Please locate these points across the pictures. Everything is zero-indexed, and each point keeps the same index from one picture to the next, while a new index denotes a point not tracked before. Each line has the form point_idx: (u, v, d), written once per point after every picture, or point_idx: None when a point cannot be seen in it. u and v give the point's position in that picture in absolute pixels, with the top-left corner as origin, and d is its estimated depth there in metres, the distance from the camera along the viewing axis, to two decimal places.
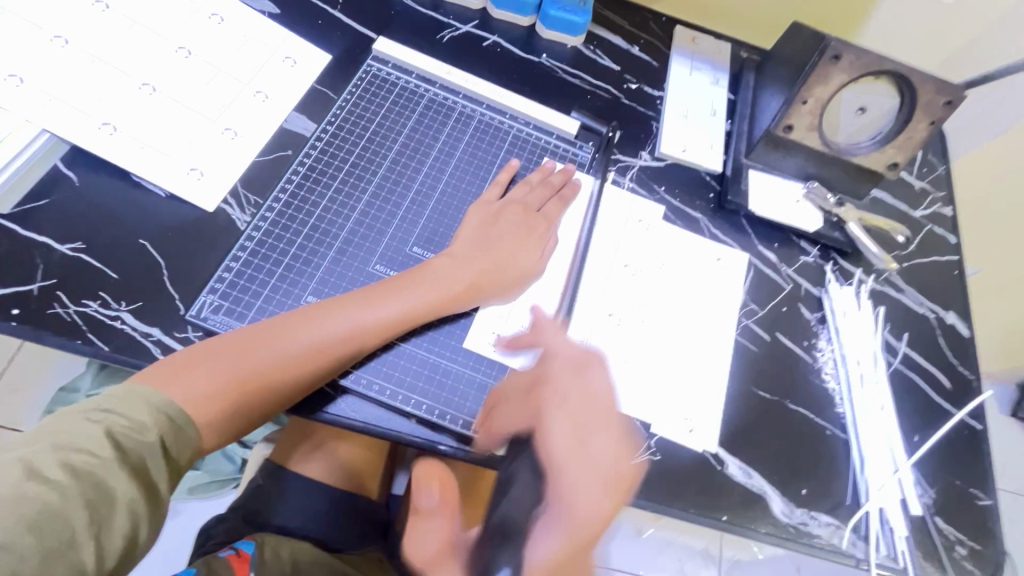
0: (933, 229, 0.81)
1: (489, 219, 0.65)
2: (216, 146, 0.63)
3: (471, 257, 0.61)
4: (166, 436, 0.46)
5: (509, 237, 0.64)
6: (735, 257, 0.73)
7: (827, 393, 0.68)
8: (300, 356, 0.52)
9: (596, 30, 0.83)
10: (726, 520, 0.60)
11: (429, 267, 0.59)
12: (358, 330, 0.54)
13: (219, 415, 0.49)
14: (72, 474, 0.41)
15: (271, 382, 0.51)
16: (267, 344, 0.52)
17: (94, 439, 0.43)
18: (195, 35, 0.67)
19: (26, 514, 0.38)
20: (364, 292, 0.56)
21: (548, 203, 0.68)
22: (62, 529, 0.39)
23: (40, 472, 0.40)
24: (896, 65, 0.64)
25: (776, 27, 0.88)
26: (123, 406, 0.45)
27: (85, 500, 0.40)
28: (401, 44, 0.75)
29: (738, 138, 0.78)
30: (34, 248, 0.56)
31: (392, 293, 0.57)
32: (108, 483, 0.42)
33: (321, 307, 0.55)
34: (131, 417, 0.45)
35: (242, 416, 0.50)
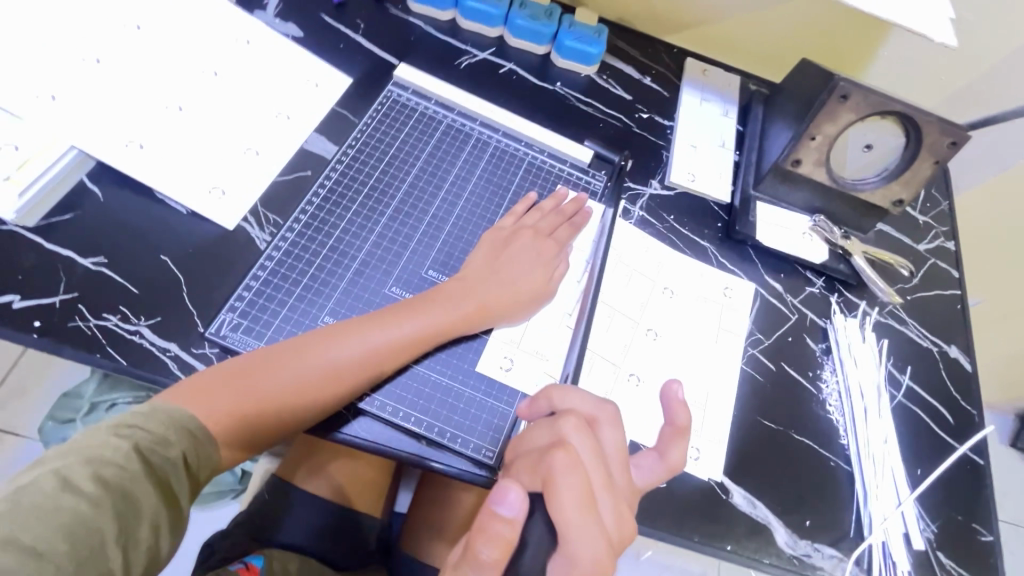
0: (937, 263, 0.83)
1: (504, 243, 0.66)
2: (238, 165, 0.65)
3: (487, 281, 0.62)
4: (188, 453, 0.46)
5: (524, 262, 0.64)
6: (742, 286, 0.74)
7: (831, 424, 0.69)
8: (317, 377, 0.53)
9: (609, 60, 0.86)
10: (731, 550, 0.61)
11: (444, 290, 0.60)
12: (374, 352, 0.55)
13: (237, 432, 0.50)
14: (102, 486, 0.41)
15: (290, 402, 0.52)
16: (285, 364, 0.53)
17: (123, 453, 0.43)
18: (222, 56, 0.69)
19: (58, 524, 0.38)
20: (381, 314, 0.57)
21: (561, 228, 0.69)
22: (94, 540, 0.39)
23: (72, 483, 0.40)
24: (903, 106, 0.65)
25: (785, 61, 0.90)
26: (148, 422, 0.46)
27: (115, 511, 0.41)
28: (420, 69, 0.77)
29: (747, 169, 0.79)
30: (57, 261, 0.58)
31: (408, 315, 0.58)
32: (136, 495, 0.42)
33: (339, 328, 0.56)
34: (157, 432, 0.46)
35: (259, 433, 0.52)
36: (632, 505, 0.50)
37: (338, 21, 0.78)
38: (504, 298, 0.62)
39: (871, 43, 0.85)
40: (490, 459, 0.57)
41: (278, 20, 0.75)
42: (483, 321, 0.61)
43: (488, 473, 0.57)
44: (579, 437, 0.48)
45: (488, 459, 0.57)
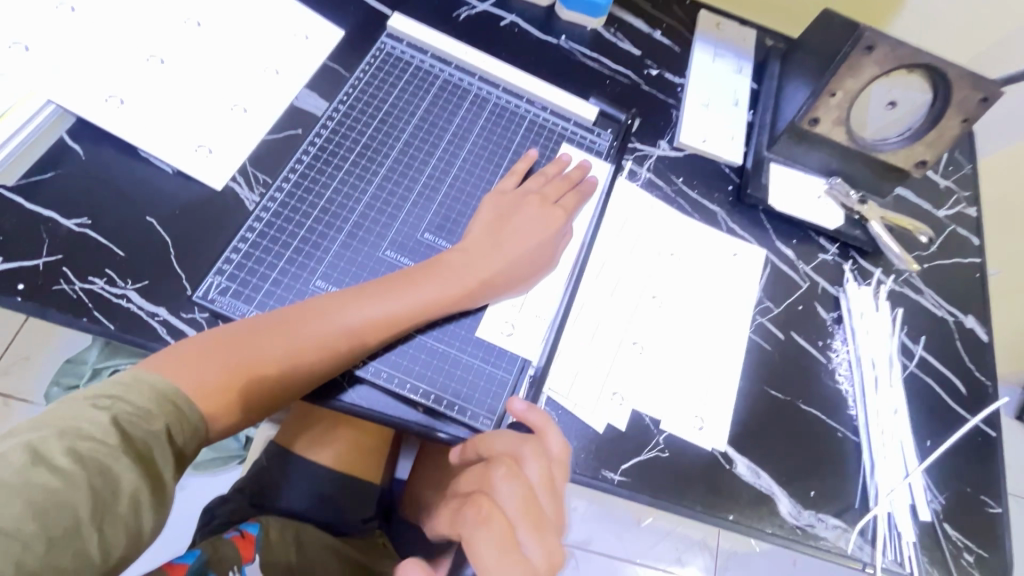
0: (956, 230, 0.79)
1: (505, 211, 0.62)
2: (225, 122, 0.62)
3: (486, 250, 0.59)
4: (172, 425, 0.45)
5: (526, 231, 0.61)
6: (752, 253, 0.71)
7: (840, 395, 0.67)
8: (310, 349, 0.51)
9: (617, 12, 0.80)
10: (734, 520, 0.60)
11: (443, 261, 0.57)
12: (368, 326, 0.53)
13: (228, 405, 0.49)
14: (78, 461, 0.40)
15: (281, 374, 0.51)
16: (276, 334, 0.51)
17: (101, 426, 0.42)
18: (205, 5, 0.65)
19: (30, 499, 0.38)
20: (376, 285, 0.55)
21: (564, 196, 0.65)
22: (67, 516, 0.39)
23: (46, 457, 0.40)
24: (932, 58, 0.61)
25: (805, 13, 0.85)
26: (129, 395, 0.45)
27: (91, 486, 0.40)
28: (417, 21, 0.73)
29: (760, 130, 0.75)
30: (39, 222, 0.55)
31: (403, 287, 0.55)
32: (113, 471, 0.41)
33: (332, 299, 0.53)
34: (138, 404, 0.44)
35: (249, 406, 0.50)
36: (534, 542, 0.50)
37: None
38: (506, 271, 0.59)
39: None
40: (489, 428, 0.56)
41: None
42: (484, 293, 0.58)
43: None
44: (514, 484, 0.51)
45: (487, 427, 0.56)
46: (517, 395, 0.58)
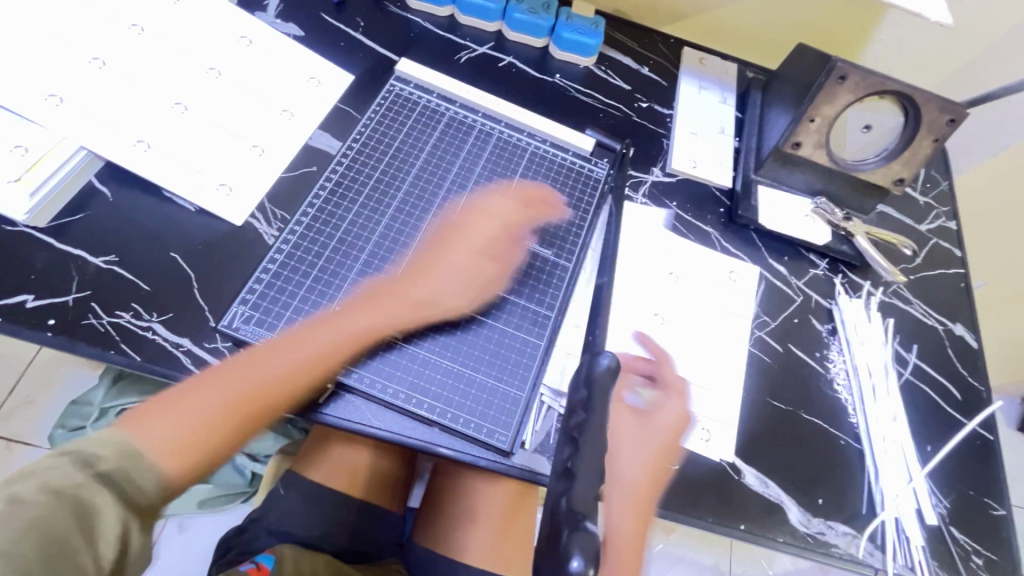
0: (939, 243, 0.83)
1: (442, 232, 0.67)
2: (245, 161, 0.66)
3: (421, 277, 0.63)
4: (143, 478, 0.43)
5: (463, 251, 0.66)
6: (746, 270, 0.74)
7: (840, 404, 0.69)
8: (264, 393, 0.53)
9: (607, 51, 0.86)
10: (745, 530, 0.61)
11: (370, 292, 0.61)
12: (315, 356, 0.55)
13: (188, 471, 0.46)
14: (49, 493, 0.38)
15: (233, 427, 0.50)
16: (232, 383, 0.52)
17: (63, 462, 0.40)
18: (226, 56, 0.70)
19: (12, 532, 0.36)
20: (309, 323, 0.58)
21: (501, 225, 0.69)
22: (55, 540, 0.37)
23: (16, 497, 0.38)
24: (900, 85, 0.66)
25: (781, 47, 0.91)
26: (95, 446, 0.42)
27: (71, 513, 0.39)
28: (421, 64, 0.78)
29: (747, 155, 0.80)
30: (69, 261, 0.58)
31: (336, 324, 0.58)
32: (90, 496, 0.40)
33: (281, 348, 0.55)
34: (91, 452, 0.42)
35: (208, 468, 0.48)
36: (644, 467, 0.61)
37: (338, 20, 0.79)
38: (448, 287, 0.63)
39: (865, 27, 0.85)
40: (505, 444, 0.57)
41: (279, 21, 0.76)
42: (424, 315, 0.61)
43: (499, 458, 0.58)
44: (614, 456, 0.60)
45: (503, 443, 0.57)
46: (530, 412, 0.60)
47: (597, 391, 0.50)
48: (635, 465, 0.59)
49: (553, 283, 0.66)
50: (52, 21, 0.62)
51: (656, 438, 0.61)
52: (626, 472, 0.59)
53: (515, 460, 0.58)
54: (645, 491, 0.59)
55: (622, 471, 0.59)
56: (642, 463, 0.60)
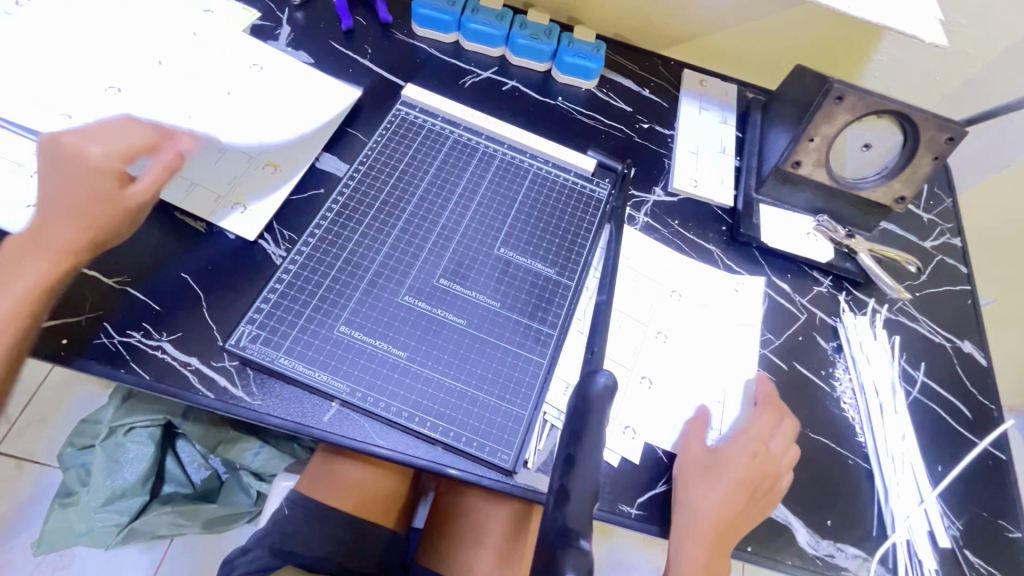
0: (944, 259, 0.83)
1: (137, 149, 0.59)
2: (258, 181, 0.67)
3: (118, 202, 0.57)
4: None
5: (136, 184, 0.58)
6: (749, 287, 0.74)
7: (847, 423, 0.68)
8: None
9: (607, 74, 0.88)
10: (752, 551, 0.60)
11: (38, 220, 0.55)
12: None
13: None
14: None
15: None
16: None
17: None
18: (238, 84, 0.72)
19: None
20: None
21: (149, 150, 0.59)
22: None
23: None
24: (898, 105, 0.67)
25: (780, 67, 0.93)
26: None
27: None
28: (426, 89, 0.80)
29: (748, 173, 0.81)
30: (83, 281, 0.60)
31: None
32: None
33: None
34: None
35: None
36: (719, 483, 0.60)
37: (346, 47, 0.81)
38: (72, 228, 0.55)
39: (863, 48, 0.87)
40: (507, 464, 0.57)
41: (290, 49, 0.79)
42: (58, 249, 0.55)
43: (502, 477, 0.58)
44: (694, 494, 0.59)
45: (505, 462, 0.58)
46: (533, 431, 0.60)
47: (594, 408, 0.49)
48: (711, 502, 0.59)
49: (556, 301, 0.67)
50: (82, 62, 0.67)
51: (728, 472, 0.60)
52: (700, 508, 0.58)
53: (518, 479, 0.58)
54: (720, 527, 0.58)
55: (698, 508, 0.58)
56: (722, 497, 0.59)
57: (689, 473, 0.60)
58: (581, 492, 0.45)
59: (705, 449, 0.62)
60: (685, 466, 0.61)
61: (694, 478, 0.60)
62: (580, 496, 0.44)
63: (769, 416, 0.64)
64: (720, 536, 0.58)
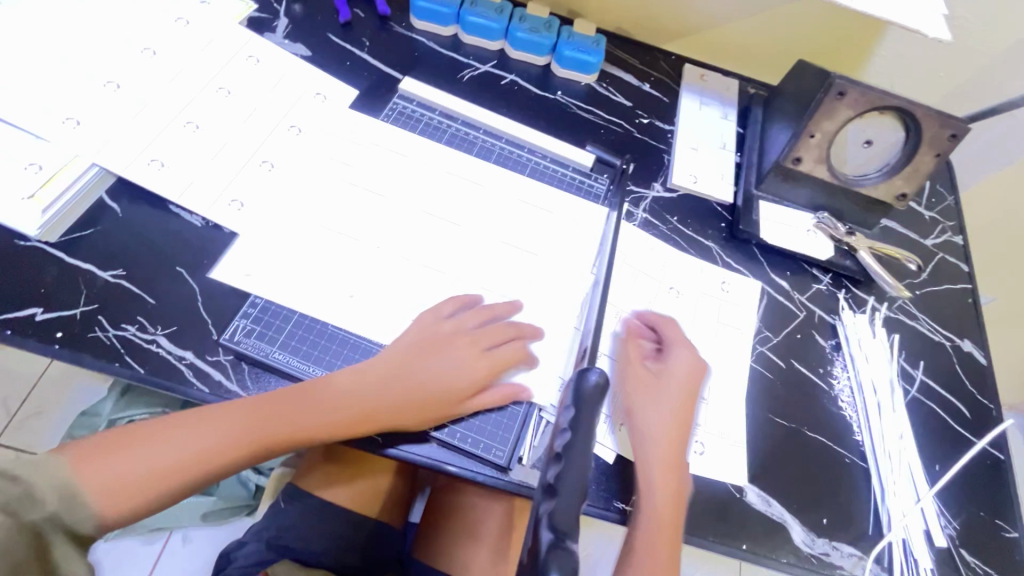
0: (944, 257, 0.82)
1: (439, 324, 0.61)
2: (254, 177, 0.67)
3: (458, 380, 0.59)
4: (56, 512, 0.46)
5: (461, 352, 0.60)
6: (746, 283, 0.74)
7: (844, 421, 0.68)
8: (247, 445, 0.53)
9: (607, 68, 0.87)
10: (747, 550, 0.59)
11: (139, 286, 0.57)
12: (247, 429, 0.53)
13: (125, 507, 0.48)
14: None
15: (191, 474, 0.51)
16: (161, 445, 0.51)
17: None
18: (235, 77, 0.72)
19: None
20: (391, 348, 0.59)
21: (480, 338, 0.61)
22: None
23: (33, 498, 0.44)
24: (900, 100, 0.66)
25: (783, 62, 0.92)
26: (38, 476, 0.46)
27: None
28: (425, 83, 0.79)
29: (748, 170, 0.80)
30: (78, 274, 0.59)
31: (400, 363, 0.58)
32: None
33: (312, 384, 0.56)
34: (35, 486, 0.45)
35: (139, 512, 0.49)
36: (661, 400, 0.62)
37: (344, 40, 0.81)
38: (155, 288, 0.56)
39: (866, 43, 0.86)
40: (501, 460, 0.57)
41: (287, 41, 0.78)
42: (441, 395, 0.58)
43: (496, 474, 0.58)
44: (641, 418, 0.61)
45: (499, 459, 0.58)
46: (528, 428, 0.60)
47: (585, 406, 0.50)
48: (657, 421, 0.61)
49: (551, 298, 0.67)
50: (77, 54, 0.66)
51: (671, 388, 0.62)
52: (650, 431, 0.60)
53: (512, 476, 0.58)
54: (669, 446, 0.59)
55: (647, 429, 0.60)
56: (668, 408, 0.61)
57: (633, 399, 0.62)
58: (571, 487, 0.45)
59: (646, 367, 0.64)
60: (632, 390, 0.63)
61: (637, 400, 0.62)
62: (570, 493, 0.44)
63: (674, 337, 0.66)
64: (671, 456, 0.59)
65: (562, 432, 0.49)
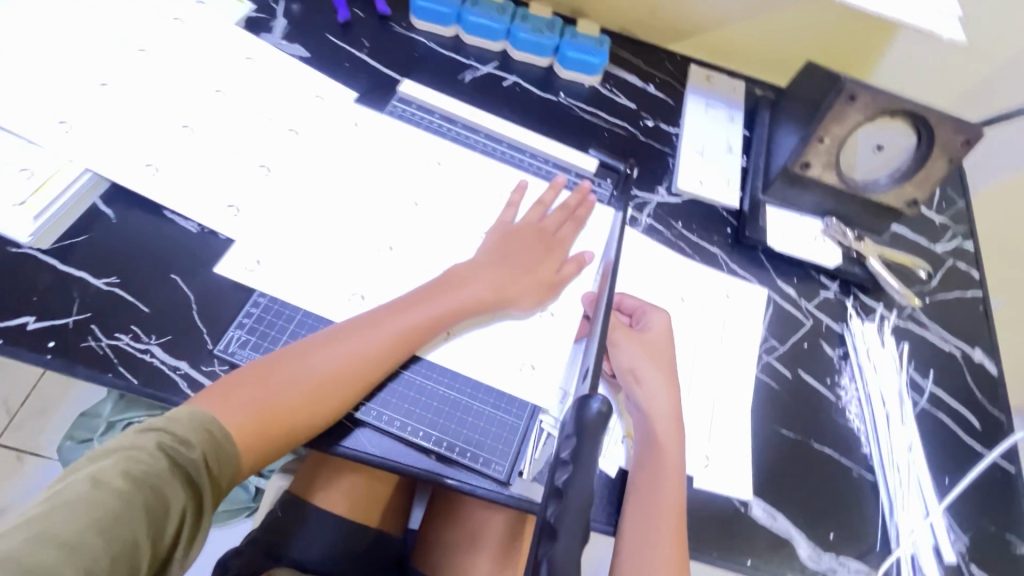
0: (955, 264, 0.81)
1: (501, 242, 0.67)
2: (250, 181, 0.66)
3: (528, 286, 0.64)
4: (211, 455, 0.47)
5: (528, 263, 0.65)
6: (752, 291, 0.73)
7: (852, 433, 0.67)
8: (361, 359, 0.55)
9: (611, 69, 0.86)
10: (753, 566, 0.58)
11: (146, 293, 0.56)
12: (350, 361, 0.54)
13: (256, 436, 0.50)
14: (131, 483, 0.42)
15: (315, 397, 0.52)
16: (278, 373, 0.52)
17: (149, 452, 0.44)
18: (232, 79, 0.71)
19: (91, 519, 0.40)
20: (450, 268, 0.63)
21: (540, 252, 0.67)
22: (127, 535, 0.41)
23: (103, 482, 0.42)
24: (912, 104, 0.64)
25: (791, 63, 0.90)
26: (173, 422, 0.46)
27: (145, 508, 0.42)
28: (425, 85, 0.78)
29: (755, 174, 0.78)
30: (70, 282, 0.58)
31: (467, 279, 0.62)
32: (166, 491, 0.43)
33: (394, 303, 0.59)
34: (180, 432, 0.46)
35: (280, 444, 0.51)
36: (653, 371, 0.61)
37: (343, 40, 0.79)
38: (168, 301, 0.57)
39: (876, 44, 0.84)
40: (501, 474, 0.56)
41: (285, 41, 0.77)
42: (508, 302, 0.63)
43: (496, 488, 0.56)
44: (639, 383, 0.60)
45: (499, 473, 0.56)
46: (528, 441, 0.59)
47: (588, 436, 0.41)
48: (653, 397, 0.59)
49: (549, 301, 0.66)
50: (70, 56, 0.65)
51: (658, 356, 0.62)
52: (652, 398, 0.59)
53: (513, 490, 0.57)
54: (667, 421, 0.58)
55: (644, 409, 0.59)
56: (663, 372, 0.61)
57: (629, 374, 0.61)
58: (573, 529, 0.36)
59: (633, 331, 0.64)
60: (626, 353, 0.61)
61: (636, 377, 0.61)
62: (571, 538, 0.35)
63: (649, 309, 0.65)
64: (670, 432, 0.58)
65: (562, 467, 0.40)
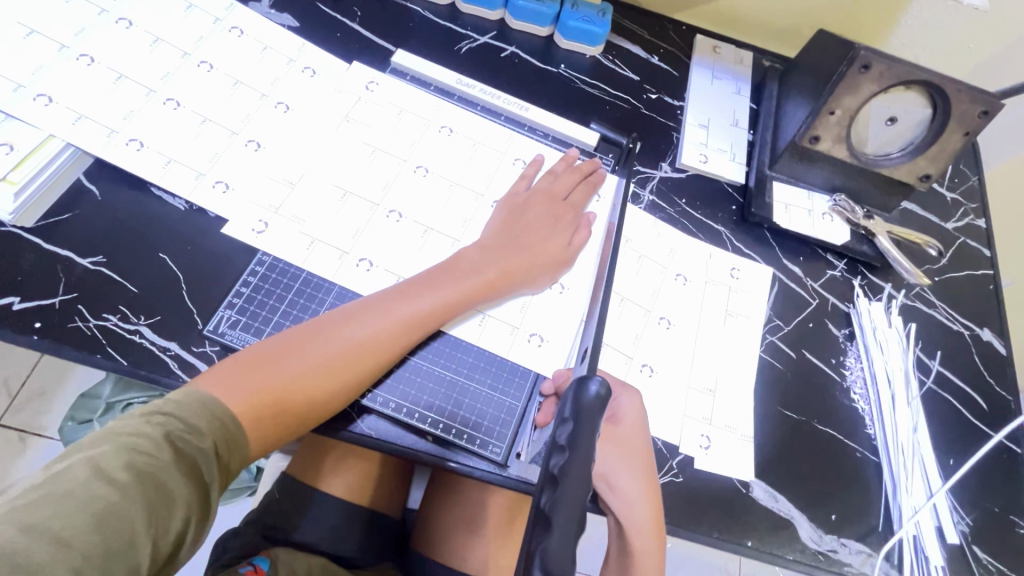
0: (966, 242, 0.78)
1: (509, 214, 0.65)
2: (239, 157, 0.63)
3: (540, 261, 0.62)
4: (219, 444, 0.46)
5: (538, 237, 0.63)
6: (756, 269, 0.71)
7: (857, 414, 0.65)
8: (372, 346, 0.53)
9: (614, 39, 0.82)
10: (753, 547, 0.57)
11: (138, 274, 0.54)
12: (359, 347, 0.53)
13: (268, 422, 0.49)
14: (133, 474, 0.40)
15: (326, 384, 0.51)
16: (290, 358, 0.51)
17: (155, 441, 0.43)
18: (218, 50, 0.68)
19: (90, 511, 0.38)
20: (461, 250, 0.61)
21: (549, 223, 0.65)
22: (125, 530, 0.38)
23: (105, 472, 0.40)
24: (929, 74, 0.61)
25: (801, 33, 0.86)
26: (180, 409, 0.45)
27: (146, 501, 0.40)
28: (419, 56, 0.75)
29: (762, 149, 0.76)
30: (56, 261, 0.56)
31: (479, 260, 0.60)
32: (169, 484, 0.42)
33: (404, 285, 0.57)
34: (189, 419, 0.45)
35: (289, 430, 0.51)
36: (633, 460, 0.55)
37: (334, 9, 0.76)
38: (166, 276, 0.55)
39: (891, 10, 0.80)
40: (499, 456, 0.55)
41: (273, 10, 0.73)
42: (521, 282, 0.61)
43: (495, 469, 0.56)
44: (612, 491, 0.54)
45: (497, 455, 0.55)
46: (527, 422, 0.58)
47: (587, 421, 0.40)
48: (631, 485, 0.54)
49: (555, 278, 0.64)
50: (47, 25, 0.62)
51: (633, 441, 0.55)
52: (628, 508, 0.54)
53: (511, 471, 0.56)
54: (650, 499, 0.54)
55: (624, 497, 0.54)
56: (640, 473, 0.54)
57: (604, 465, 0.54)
58: (568, 517, 0.34)
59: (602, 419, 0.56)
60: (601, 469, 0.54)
61: (614, 471, 0.54)
62: (565, 528, 0.33)
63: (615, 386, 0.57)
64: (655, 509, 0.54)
65: (558, 452, 0.38)
